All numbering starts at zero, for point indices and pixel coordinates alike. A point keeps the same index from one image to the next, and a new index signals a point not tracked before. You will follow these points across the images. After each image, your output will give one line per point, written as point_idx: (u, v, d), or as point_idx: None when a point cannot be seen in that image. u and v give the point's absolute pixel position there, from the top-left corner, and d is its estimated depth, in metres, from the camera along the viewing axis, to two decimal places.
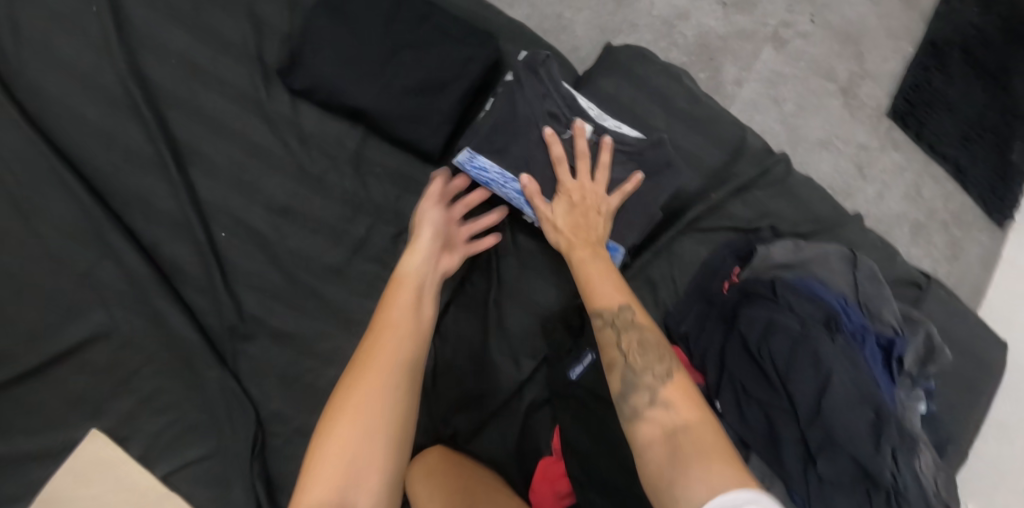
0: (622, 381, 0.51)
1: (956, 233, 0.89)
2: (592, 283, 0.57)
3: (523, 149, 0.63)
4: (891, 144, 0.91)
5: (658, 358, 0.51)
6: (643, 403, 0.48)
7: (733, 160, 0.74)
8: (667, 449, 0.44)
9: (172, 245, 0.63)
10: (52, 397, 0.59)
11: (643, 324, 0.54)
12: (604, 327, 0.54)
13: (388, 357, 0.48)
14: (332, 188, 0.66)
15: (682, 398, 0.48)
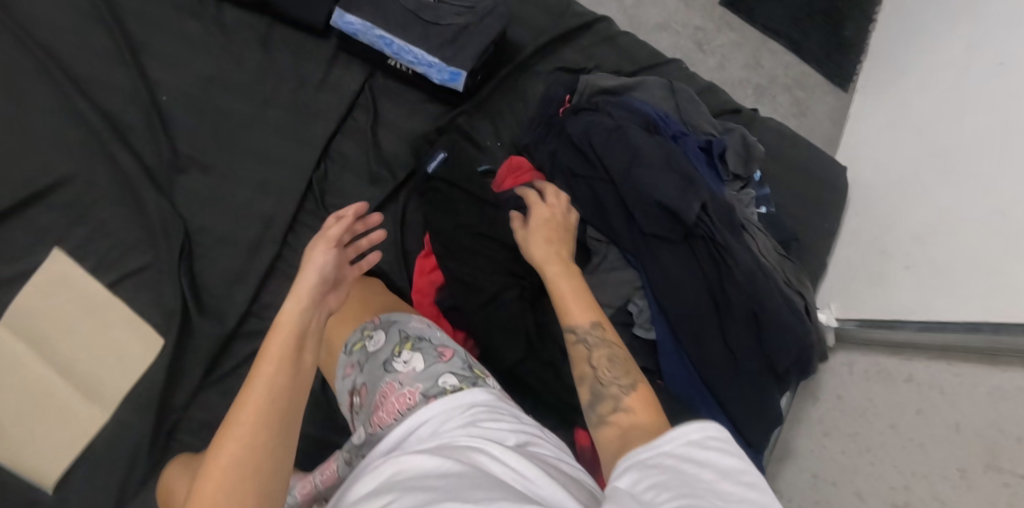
0: (591, 392, 0.60)
1: (798, 93, 1.07)
2: (566, 303, 0.66)
3: (380, 6, 0.83)
4: (726, 25, 1.09)
5: (625, 373, 0.60)
6: (609, 409, 0.58)
7: (559, 19, 0.94)
8: (621, 441, 0.54)
9: (124, 109, 0.83)
10: (25, 231, 0.79)
11: (610, 341, 0.63)
12: (576, 343, 0.64)
13: (293, 341, 0.49)
14: (247, 60, 0.86)
15: (642, 405, 0.57)
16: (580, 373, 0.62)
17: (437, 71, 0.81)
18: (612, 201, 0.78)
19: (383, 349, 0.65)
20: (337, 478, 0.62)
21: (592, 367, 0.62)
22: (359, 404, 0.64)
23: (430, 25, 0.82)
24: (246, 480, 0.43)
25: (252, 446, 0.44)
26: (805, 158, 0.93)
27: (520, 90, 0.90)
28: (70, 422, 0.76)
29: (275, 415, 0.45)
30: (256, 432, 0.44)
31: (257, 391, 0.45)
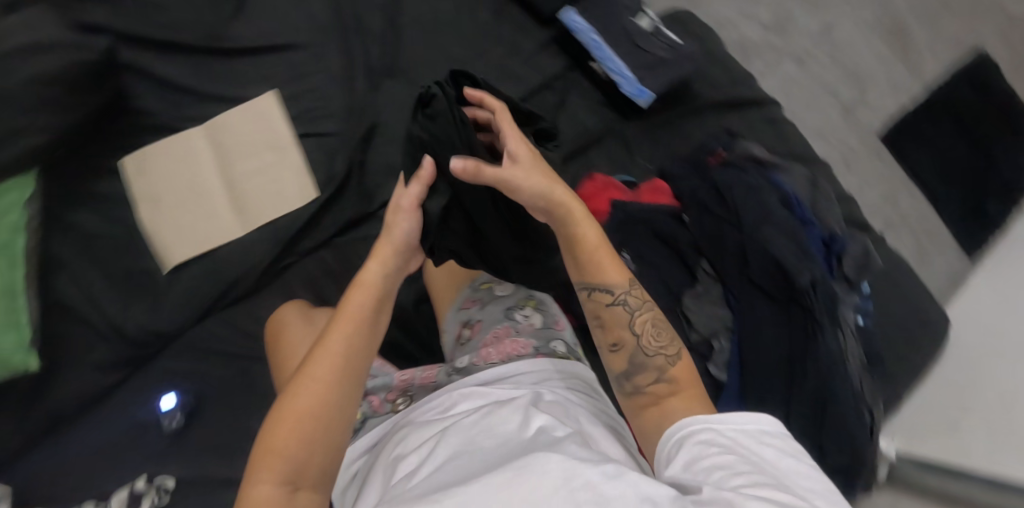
0: (631, 359, 0.61)
1: (922, 242, 1.15)
2: (604, 266, 0.63)
3: (606, 16, 0.97)
4: (877, 156, 1.20)
5: (667, 341, 0.61)
6: (648, 380, 0.60)
7: (742, 83, 1.03)
8: (663, 412, 0.58)
9: (370, 15, 1.00)
10: (253, 69, 0.98)
11: (647, 304, 0.63)
12: (615, 303, 0.62)
13: (369, 302, 0.61)
14: (479, 17, 1.02)
15: (683, 377, 0.60)
16: (618, 338, 0.62)
17: (627, 84, 0.94)
18: (732, 245, 0.84)
19: (511, 296, 0.74)
20: (433, 380, 0.69)
21: (632, 333, 0.62)
22: (470, 333, 0.72)
23: (638, 49, 0.96)
24: (315, 418, 0.54)
25: (326, 384, 0.56)
26: (908, 288, 0.97)
27: (684, 130, 1.00)
28: (214, 227, 0.92)
29: (345, 362, 0.57)
30: (328, 374, 0.56)
31: (337, 342, 0.58)
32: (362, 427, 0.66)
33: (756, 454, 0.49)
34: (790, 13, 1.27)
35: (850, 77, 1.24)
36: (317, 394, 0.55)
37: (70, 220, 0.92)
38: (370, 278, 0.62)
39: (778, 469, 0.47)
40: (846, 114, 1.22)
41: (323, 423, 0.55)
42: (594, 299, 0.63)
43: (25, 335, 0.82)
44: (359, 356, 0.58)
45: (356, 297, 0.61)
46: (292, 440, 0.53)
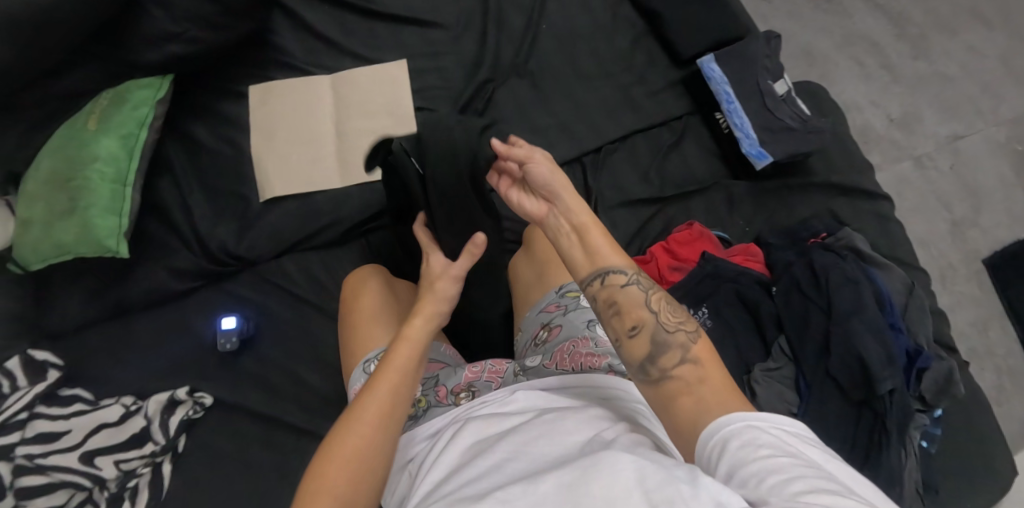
0: (653, 338, 0.55)
1: (1004, 382, 1.08)
2: (609, 244, 0.60)
3: (743, 70, 0.94)
4: (977, 281, 1.13)
5: (686, 317, 0.56)
6: (674, 360, 0.53)
7: (860, 171, 1.00)
8: (694, 400, 0.50)
9: (513, 16, 1.03)
10: (391, 38, 1.02)
11: (657, 288, 0.59)
12: (629, 285, 0.58)
13: (415, 355, 0.62)
14: (615, 42, 1.03)
15: (707, 355, 0.54)
16: (636, 319, 0.57)
17: (748, 143, 0.92)
18: (817, 331, 0.80)
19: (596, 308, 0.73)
20: (500, 380, 0.72)
21: (651, 311, 0.57)
22: (547, 337, 0.73)
23: (766, 112, 0.93)
24: (363, 472, 0.55)
25: (367, 430, 0.56)
26: (983, 424, 0.91)
27: (794, 203, 0.96)
28: (317, 175, 0.95)
29: (387, 408, 0.58)
30: (369, 420, 0.57)
31: (381, 392, 0.58)
32: (425, 414, 0.70)
33: (807, 454, 0.43)
34: (921, 113, 1.21)
35: (968, 195, 1.17)
36: (361, 439, 0.56)
37: (191, 132, 0.97)
38: (416, 334, 0.63)
39: (827, 470, 0.42)
40: (955, 232, 1.15)
41: (368, 477, 0.55)
42: (606, 283, 0.58)
43: (125, 222, 0.83)
44: (401, 404, 0.59)
45: (402, 350, 0.61)
46: (339, 492, 0.53)
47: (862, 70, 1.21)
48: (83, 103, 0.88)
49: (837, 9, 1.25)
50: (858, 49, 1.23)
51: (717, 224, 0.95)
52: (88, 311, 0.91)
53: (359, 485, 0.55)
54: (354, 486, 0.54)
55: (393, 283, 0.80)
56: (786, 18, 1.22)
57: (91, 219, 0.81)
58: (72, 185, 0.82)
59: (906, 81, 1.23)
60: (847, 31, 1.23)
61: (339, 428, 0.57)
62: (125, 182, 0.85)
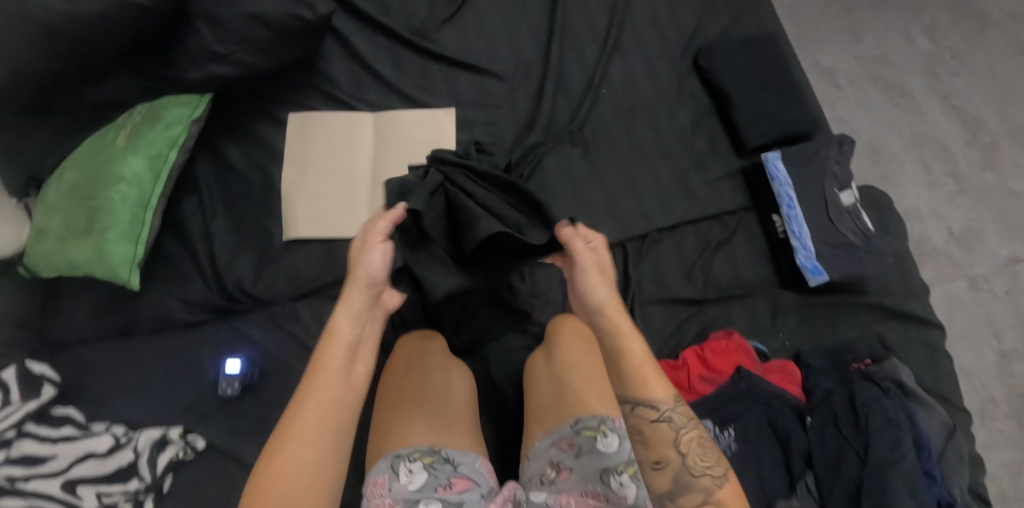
0: (674, 480, 0.61)
1: None
2: (649, 379, 0.65)
3: (809, 176, 0.89)
4: (1017, 420, 1.05)
5: (714, 461, 0.62)
6: (694, 501, 0.60)
7: (915, 295, 0.93)
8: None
9: (573, 76, 0.98)
10: (443, 82, 0.97)
11: (692, 422, 0.65)
12: (659, 420, 0.64)
13: (347, 348, 0.60)
14: (676, 120, 0.97)
15: (732, 500, 0.59)
16: (660, 456, 0.63)
17: (804, 256, 0.86)
18: (848, 477, 0.75)
19: (612, 455, 0.64)
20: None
21: (676, 451, 0.63)
22: (557, 479, 0.64)
23: (829, 224, 0.87)
24: (298, 484, 0.54)
25: (300, 446, 0.55)
26: None
27: (839, 321, 0.91)
28: (345, 219, 0.89)
29: (320, 416, 0.57)
30: (304, 433, 0.55)
31: (309, 402, 0.57)
32: None
33: None
34: (983, 230, 1.14)
35: (1021, 325, 1.10)
36: (303, 453, 0.55)
37: (223, 152, 0.93)
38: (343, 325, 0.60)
39: None
40: (1001, 364, 1.08)
41: (307, 488, 0.54)
42: (637, 413, 0.64)
43: (141, 250, 0.79)
44: (339, 405, 0.58)
45: (331, 350, 0.59)
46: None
47: (928, 175, 1.14)
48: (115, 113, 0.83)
49: (910, 105, 1.18)
50: (927, 151, 1.15)
51: (757, 334, 0.89)
52: (92, 328, 0.87)
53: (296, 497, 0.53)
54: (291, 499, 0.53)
55: (426, 359, 0.76)
56: (855, 109, 1.15)
57: (105, 244, 0.77)
58: (90, 203, 0.78)
59: (973, 192, 1.15)
60: (916, 130, 1.16)
61: (274, 445, 0.55)
62: (146, 206, 0.81)
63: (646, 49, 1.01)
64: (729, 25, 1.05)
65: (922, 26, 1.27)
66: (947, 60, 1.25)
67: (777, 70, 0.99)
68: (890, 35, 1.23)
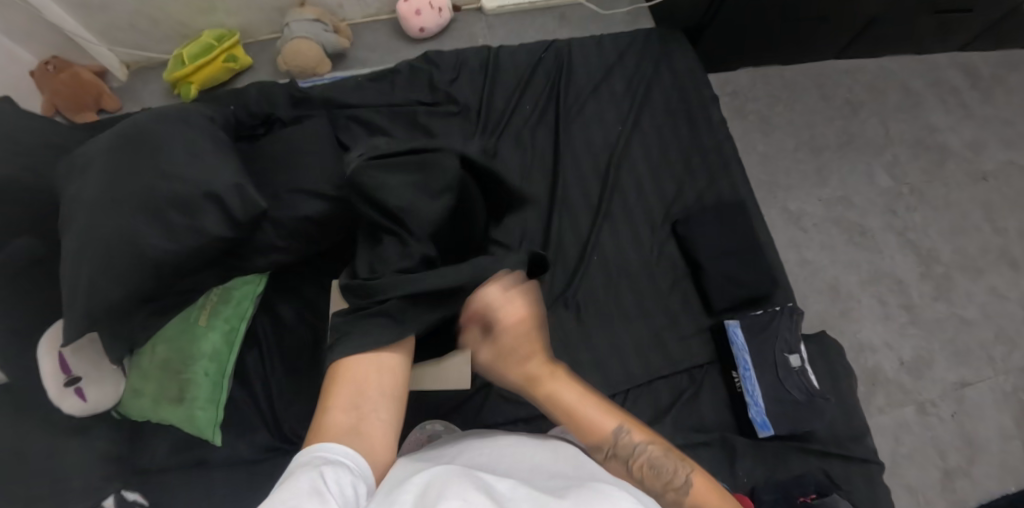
0: (637, 496, 0.79)
1: None
2: (589, 422, 0.82)
3: (764, 342, 1.07)
4: None
5: (672, 472, 0.79)
6: (670, 506, 0.77)
7: (855, 436, 1.08)
8: None
9: (568, 243, 1.17)
10: None
11: (642, 442, 0.82)
12: (608, 451, 0.81)
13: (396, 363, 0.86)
14: (654, 281, 1.15)
15: (698, 497, 0.77)
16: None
17: (755, 411, 1.05)
18: None
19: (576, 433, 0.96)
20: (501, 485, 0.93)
21: (632, 481, 0.79)
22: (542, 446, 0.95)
23: (778, 383, 1.06)
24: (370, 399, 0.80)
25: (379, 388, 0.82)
26: None
27: (790, 460, 1.06)
28: None
29: (385, 371, 0.83)
30: (375, 373, 0.82)
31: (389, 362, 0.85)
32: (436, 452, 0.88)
33: None
34: (932, 358, 1.28)
35: (966, 444, 1.22)
36: (374, 383, 0.81)
37: (281, 311, 1.13)
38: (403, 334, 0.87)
39: None
40: (945, 480, 1.20)
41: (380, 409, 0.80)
42: (591, 448, 0.81)
43: (221, 411, 1.01)
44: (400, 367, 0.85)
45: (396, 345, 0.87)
46: (351, 410, 0.78)
47: (882, 309, 1.31)
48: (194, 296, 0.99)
49: (868, 244, 1.36)
50: (882, 287, 1.33)
51: (719, 473, 1.05)
52: (172, 459, 1.06)
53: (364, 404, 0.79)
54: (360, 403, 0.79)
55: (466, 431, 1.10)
56: (818, 249, 1.35)
57: (194, 411, 0.99)
58: (181, 377, 0.99)
59: (924, 323, 1.31)
60: (874, 268, 1.34)
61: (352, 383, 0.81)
62: (224, 373, 1.02)
63: (630, 215, 1.20)
64: (705, 187, 1.21)
65: (884, 164, 1.43)
66: (906, 195, 1.41)
67: (745, 235, 1.16)
68: (852, 177, 1.41)
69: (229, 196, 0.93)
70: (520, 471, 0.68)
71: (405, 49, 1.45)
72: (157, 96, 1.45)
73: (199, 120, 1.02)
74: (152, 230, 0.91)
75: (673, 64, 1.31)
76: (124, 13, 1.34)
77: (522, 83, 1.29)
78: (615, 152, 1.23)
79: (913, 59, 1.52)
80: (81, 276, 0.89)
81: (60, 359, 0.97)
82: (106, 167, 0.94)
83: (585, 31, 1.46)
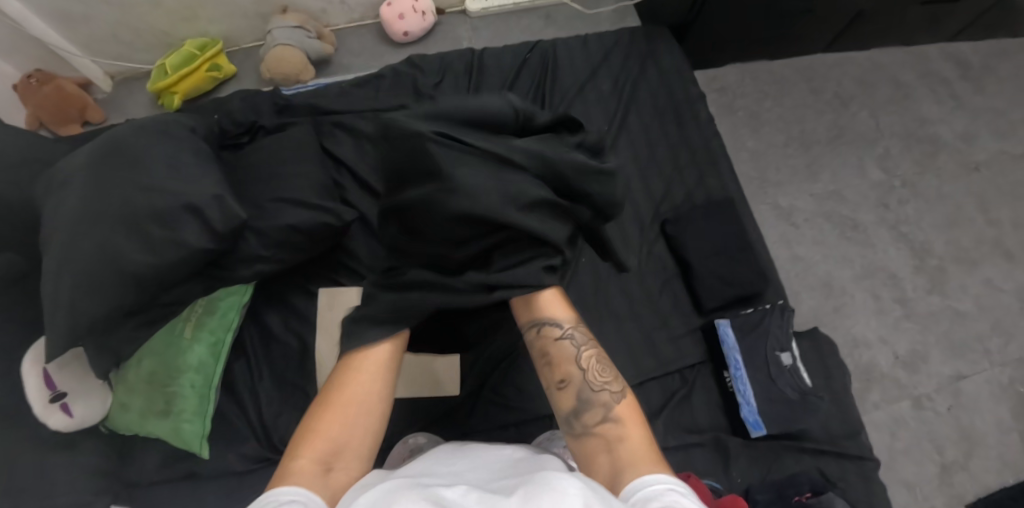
0: (579, 398, 0.77)
1: None
2: (559, 318, 0.82)
3: (755, 342, 1.07)
4: None
5: (612, 380, 0.78)
6: (597, 418, 0.75)
7: (849, 432, 1.07)
8: (611, 450, 0.72)
9: None
10: None
11: (591, 343, 0.81)
12: (564, 346, 0.80)
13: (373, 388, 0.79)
14: (644, 281, 1.15)
15: (629, 416, 0.75)
16: (566, 375, 0.79)
17: (747, 411, 1.04)
18: None
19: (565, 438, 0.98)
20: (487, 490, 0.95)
21: (579, 372, 0.79)
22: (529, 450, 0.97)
23: (768, 381, 1.05)
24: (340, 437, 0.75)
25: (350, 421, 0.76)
26: None
27: (784, 459, 1.05)
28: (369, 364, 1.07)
29: (363, 413, 0.77)
30: (354, 417, 0.76)
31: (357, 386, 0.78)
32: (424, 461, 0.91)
33: None
34: (928, 352, 1.27)
35: (963, 438, 1.21)
36: (349, 426, 0.76)
37: (268, 321, 1.13)
38: (379, 364, 0.80)
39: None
40: (942, 475, 1.18)
41: (349, 447, 0.75)
42: (549, 342, 0.81)
43: (207, 423, 1.01)
44: (376, 399, 0.79)
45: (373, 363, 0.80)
46: (319, 449, 0.73)
47: (876, 304, 1.30)
48: (178, 308, 0.99)
49: (861, 239, 1.35)
50: (875, 282, 1.32)
51: (711, 473, 1.04)
52: (162, 471, 1.05)
53: (332, 444, 0.74)
54: (331, 441, 0.74)
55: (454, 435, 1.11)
56: (810, 245, 1.34)
57: (181, 424, 0.99)
58: (166, 390, 0.99)
59: (919, 317, 1.29)
60: (867, 262, 1.33)
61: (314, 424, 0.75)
62: (210, 384, 1.02)
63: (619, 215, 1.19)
64: (694, 185, 1.20)
65: (875, 157, 1.42)
66: (898, 188, 1.39)
67: (735, 233, 1.15)
68: (843, 171, 1.40)
69: (210, 208, 0.94)
70: (476, 474, 0.68)
71: (389, 53, 1.44)
72: (142, 106, 1.45)
73: (180, 132, 1.02)
74: (131, 243, 0.90)
75: (660, 62, 1.30)
76: (107, 24, 1.33)
77: (507, 84, 1.29)
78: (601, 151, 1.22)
79: (902, 51, 1.51)
80: (60, 292, 0.88)
81: (44, 375, 0.94)
82: (87, 181, 0.93)
83: (571, 30, 1.46)
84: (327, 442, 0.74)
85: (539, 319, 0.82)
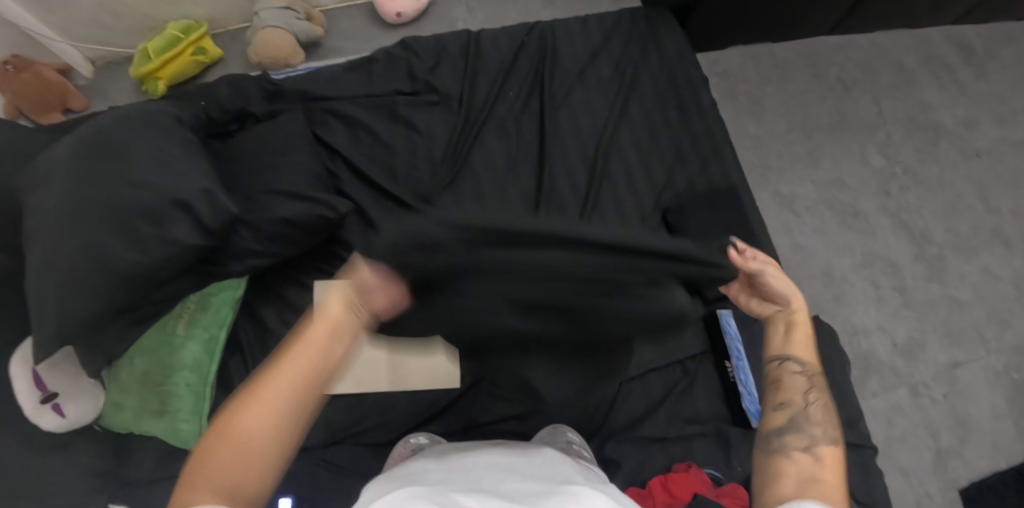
0: (788, 423, 0.70)
1: None
2: (803, 344, 0.74)
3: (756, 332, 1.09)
4: None
5: (828, 430, 0.69)
6: (797, 445, 0.68)
7: (849, 421, 1.07)
8: (803, 476, 0.64)
9: None
10: None
11: (821, 393, 0.73)
12: (796, 374, 0.73)
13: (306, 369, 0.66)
14: None
15: (831, 464, 0.66)
16: (787, 399, 0.72)
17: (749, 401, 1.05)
18: None
19: (570, 434, 0.99)
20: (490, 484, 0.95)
21: (800, 402, 0.72)
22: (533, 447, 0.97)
23: None
24: (261, 430, 0.64)
25: (270, 408, 0.64)
26: None
27: None
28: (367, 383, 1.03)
29: (283, 401, 0.65)
30: (267, 408, 0.64)
31: (292, 364, 0.66)
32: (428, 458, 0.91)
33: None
34: (925, 339, 1.27)
35: (958, 424, 1.22)
36: (262, 425, 0.63)
37: (263, 314, 1.09)
38: (307, 354, 0.66)
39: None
40: (937, 461, 1.20)
41: (267, 443, 0.64)
42: (784, 365, 0.74)
43: (205, 422, 0.98)
44: (307, 387, 0.66)
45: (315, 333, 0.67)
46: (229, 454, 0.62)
47: (875, 292, 1.30)
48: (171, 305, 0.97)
49: (861, 226, 1.34)
50: (875, 270, 1.32)
51: (714, 463, 1.04)
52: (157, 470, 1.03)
53: (244, 446, 0.63)
54: (243, 440, 0.63)
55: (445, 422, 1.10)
56: (811, 234, 1.33)
57: (178, 424, 0.96)
58: (162, 389, 0.97)
59: (917, 305, 1.30)
60: (868, 250, 1.33)
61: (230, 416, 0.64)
62: (206, 383, 0.99)
63: (621, 204, 1.16)
64: (696, 173, 1.18)
65: (876, 143, 1.40)
66: (899, 175, 1.38)
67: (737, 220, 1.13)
68: (845, 157, 1.39)
69: (199, 204, 0.90)
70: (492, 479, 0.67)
71: (382, 35, 1.40)
72: (125, 93, 1.39)
73: (167, 123, 0.98)
74: (119, 240, 0.87)
75: (661, 46, 1.27)
76: (85, 7, 1.27)
77: (505, 69, 1.25)
78: (603, 137, 1.20)
79: (905, 34, 1.49)
80: (46, 292, 0.85)
81: (34, 375, 0.91)
82: (69, 174, 0.89)
83: (569, 13, 1.42)
84: (237, 445, 0.62)
85: (779, 338, 0.75)
